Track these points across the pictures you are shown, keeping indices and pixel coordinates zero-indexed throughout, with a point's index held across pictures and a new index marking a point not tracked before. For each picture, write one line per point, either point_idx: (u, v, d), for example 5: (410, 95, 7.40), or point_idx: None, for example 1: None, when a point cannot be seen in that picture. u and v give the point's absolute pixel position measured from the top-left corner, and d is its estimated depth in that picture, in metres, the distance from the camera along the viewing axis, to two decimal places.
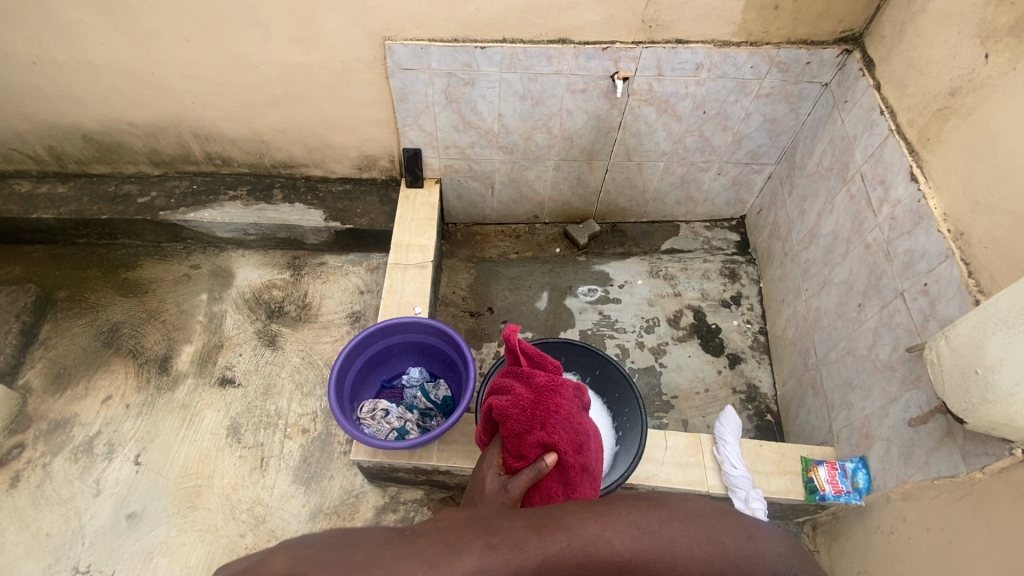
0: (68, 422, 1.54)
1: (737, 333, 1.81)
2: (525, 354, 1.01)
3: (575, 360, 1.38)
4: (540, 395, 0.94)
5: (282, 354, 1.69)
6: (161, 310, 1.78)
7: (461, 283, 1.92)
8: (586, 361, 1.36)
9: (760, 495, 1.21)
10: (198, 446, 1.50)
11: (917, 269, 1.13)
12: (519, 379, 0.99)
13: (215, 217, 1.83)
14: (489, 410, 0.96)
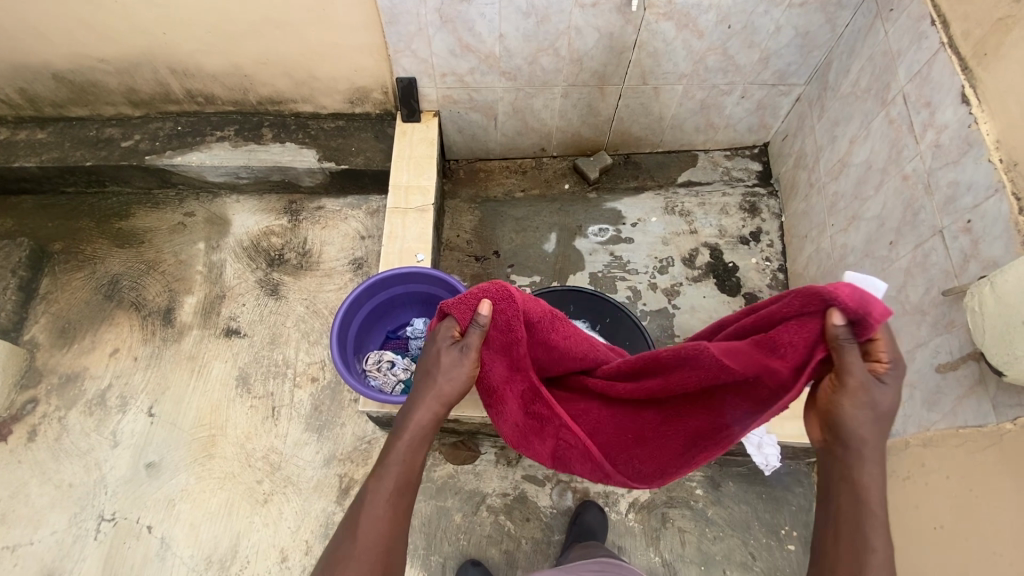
0: (79, 376, 1.54)
1: (755, 272, 1.73)
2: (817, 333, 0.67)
3: (587, 308, 1.32)
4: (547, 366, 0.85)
5: (285, 303, 1.66)
6: (159, 260, 1.73)
7: (465, 224, 1.83)
8: (597, 308, 1.30)
9: (773, 440, 1.19)
10: (209, 397, 1.51)
11: (961, 204, 1.03)
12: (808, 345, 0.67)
13: (203, 160, 1.73)
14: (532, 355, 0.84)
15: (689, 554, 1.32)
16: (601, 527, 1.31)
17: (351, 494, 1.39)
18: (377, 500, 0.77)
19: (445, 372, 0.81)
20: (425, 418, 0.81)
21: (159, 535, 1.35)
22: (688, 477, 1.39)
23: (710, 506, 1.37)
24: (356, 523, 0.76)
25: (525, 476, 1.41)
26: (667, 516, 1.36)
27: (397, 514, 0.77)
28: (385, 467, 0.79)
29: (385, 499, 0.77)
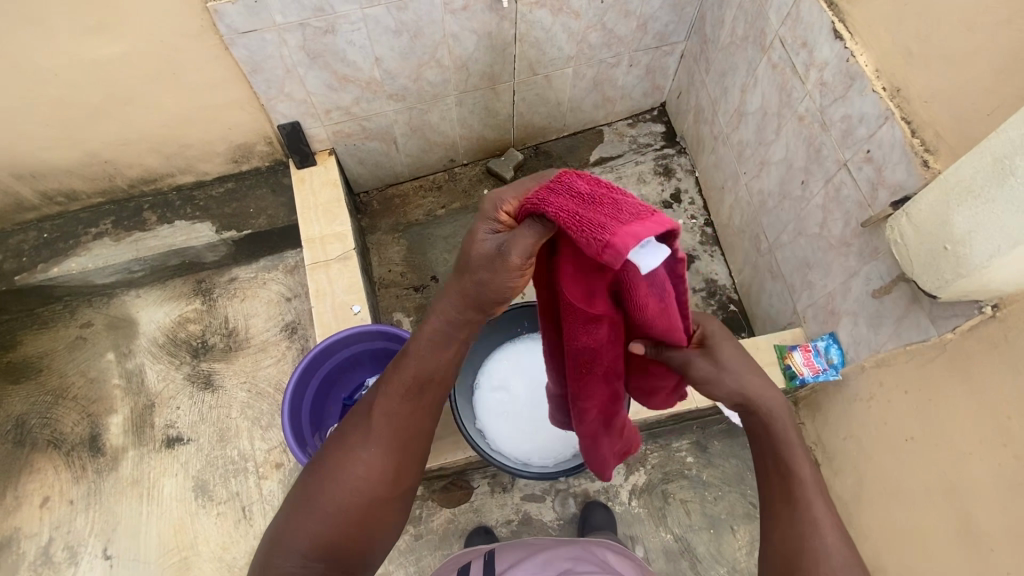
0: (10, 541, 1.36)
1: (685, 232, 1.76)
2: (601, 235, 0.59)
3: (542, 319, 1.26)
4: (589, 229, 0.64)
5: (224, 393, 1.52)
6: (66, 385, 1.54)
7: (393, 257, 1.75)
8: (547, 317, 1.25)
9: None
10: (169, 518, 1.37)
11: (858, 136, 1.07)
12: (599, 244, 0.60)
13: (85, 265, 1.54)
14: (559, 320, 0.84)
15: (697, 522, 1.35)
16: (610, 524, 1.32)
17: None
18: (393, 399, 0.78)
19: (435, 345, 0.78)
20: (405, 381, 0.79)
21: None
22: (677, 448, 1.42)
23: (703, 469, 1.40)
24: (368, 414, 0.79)
25: (523, 496, 1.39)
26: (667, 492, 1.38)
27: (409, 419, 0.79)
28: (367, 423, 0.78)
29: (370, 455, 0.77)
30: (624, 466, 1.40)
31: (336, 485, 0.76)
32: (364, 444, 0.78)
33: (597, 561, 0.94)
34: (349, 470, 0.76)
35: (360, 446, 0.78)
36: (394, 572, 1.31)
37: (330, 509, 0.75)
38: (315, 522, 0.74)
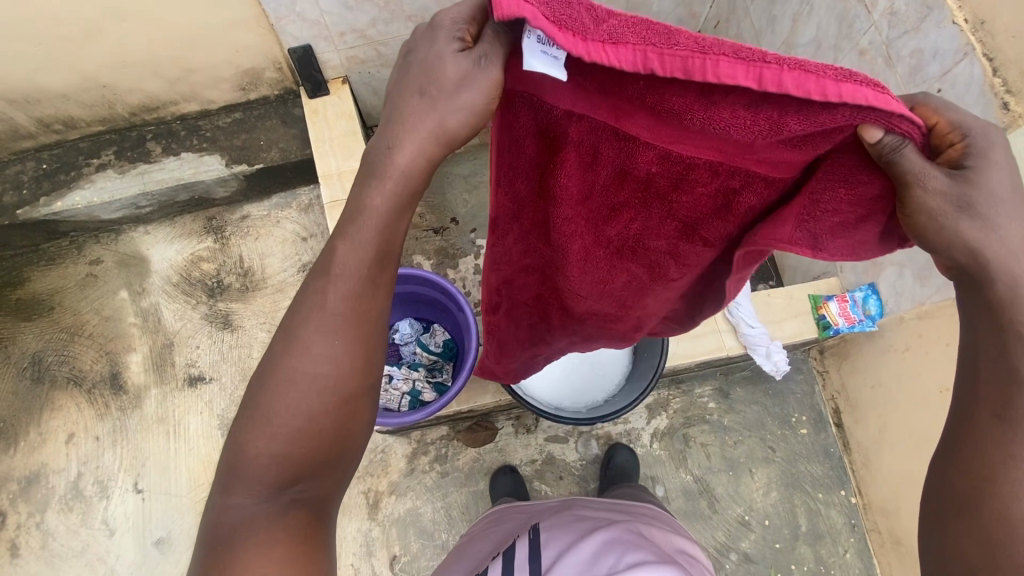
0: (40, 474, 1.36)
1: None
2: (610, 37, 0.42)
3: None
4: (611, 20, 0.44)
5: (243, 333, 1.50)
6: (81, 323, 1.51)
7: None
8: None
9: (779, 345, 1.23)
10: (197, 454, 1.39)
11: (929, 73, 1.00)
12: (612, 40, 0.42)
13: (91, 198, 1.46)
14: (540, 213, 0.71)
15: (717, 465, 1.37)
16: (633, 465, 1.34)
17: (381, 506, 1.34)
18: (350, 279, 0.58)
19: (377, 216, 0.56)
20: (363, 257, 0.57)
21: None
22: (699, 394, 1.43)
23: (725, 415, 1.41)
24: (316, 298, 0.58)
25: (547, 438, 1.40)
26: (688, 435, 1.40)
27: (370, 301, 0.60)
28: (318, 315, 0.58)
29: (329, 347, 0.58)
30: (648, 411, 1.41)
31: (289, 394, 0.58)
32: (316, 341, 0.58)
33: (649, 548, 0.72)
34: (303, 376, 0.58)
35: (312, 346, 0.58)
36: (422, 507, 1.35)
37: (287, 423, 0.57)
38: (267, 449, 0.57)
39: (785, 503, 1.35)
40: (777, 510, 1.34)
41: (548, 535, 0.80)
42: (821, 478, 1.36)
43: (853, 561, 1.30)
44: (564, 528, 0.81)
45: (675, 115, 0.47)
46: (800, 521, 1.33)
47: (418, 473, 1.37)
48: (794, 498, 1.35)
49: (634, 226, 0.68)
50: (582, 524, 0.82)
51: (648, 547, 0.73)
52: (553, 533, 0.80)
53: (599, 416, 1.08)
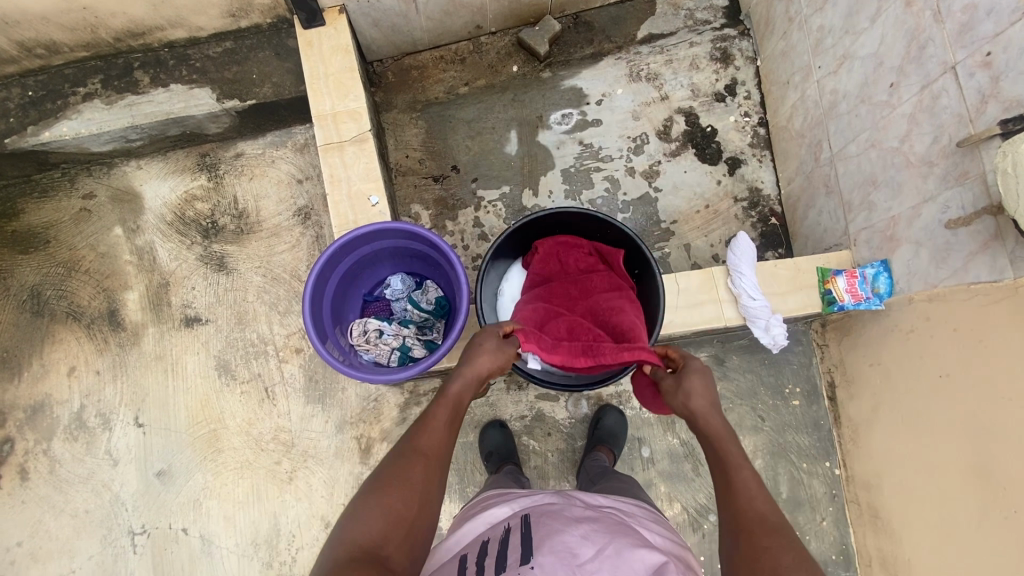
0: (45, 404, 1.40)
1: (734, 132, 1.58)
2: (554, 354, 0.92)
3: (580, 227, 1.17)
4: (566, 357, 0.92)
5: (239, 277, 1.49)
6: (78, 258, 1.50)
7: (411, 140, 1.61)
8: (585, 226, 1.16)
9: (780, 320, 1.18)
10: (194, 392, 1.41)
11: (980, 33, 0.91)
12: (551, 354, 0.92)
13: (78, 130, 1.41)
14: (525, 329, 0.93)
15: None
16: (622, 427, 1.35)
17: (373, 452, 1.38)
18: (443, 419, 0.78)
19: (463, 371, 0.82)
20: (453, 400, 0.80)
21: (198, 534, 1.33)
22: None
23: (718, 382, 1.40)
24: (424, 421, 0.78)
25: (538, 395, 1.41)
26: None
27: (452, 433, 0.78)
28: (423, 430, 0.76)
29: (429, 459, 0.73)
30: None
31: (397, 476, 0.70)
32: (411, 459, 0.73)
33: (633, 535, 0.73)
34: (399, 473, 0.71)
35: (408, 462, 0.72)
36: None
37: (383, 505, 0.67)
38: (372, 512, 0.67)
39: (770, 470, 1.36)
40: (760, 477, 1.36)
41: (538, 522, 0.75)
42: (807, 449, 1.37)
43: (829, 529, 1.34)
44: (554, 517, 0.75)
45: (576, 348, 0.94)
46: (782, 489, 1.35)
47: (410, 422, 1.39)
48: (778, 466, 1.36)
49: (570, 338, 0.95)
50: (572, 514, 0.76)
51: (631, 533, 0.73)
52: (542, 521, 0.75)
53: (591, 384, 1.06)
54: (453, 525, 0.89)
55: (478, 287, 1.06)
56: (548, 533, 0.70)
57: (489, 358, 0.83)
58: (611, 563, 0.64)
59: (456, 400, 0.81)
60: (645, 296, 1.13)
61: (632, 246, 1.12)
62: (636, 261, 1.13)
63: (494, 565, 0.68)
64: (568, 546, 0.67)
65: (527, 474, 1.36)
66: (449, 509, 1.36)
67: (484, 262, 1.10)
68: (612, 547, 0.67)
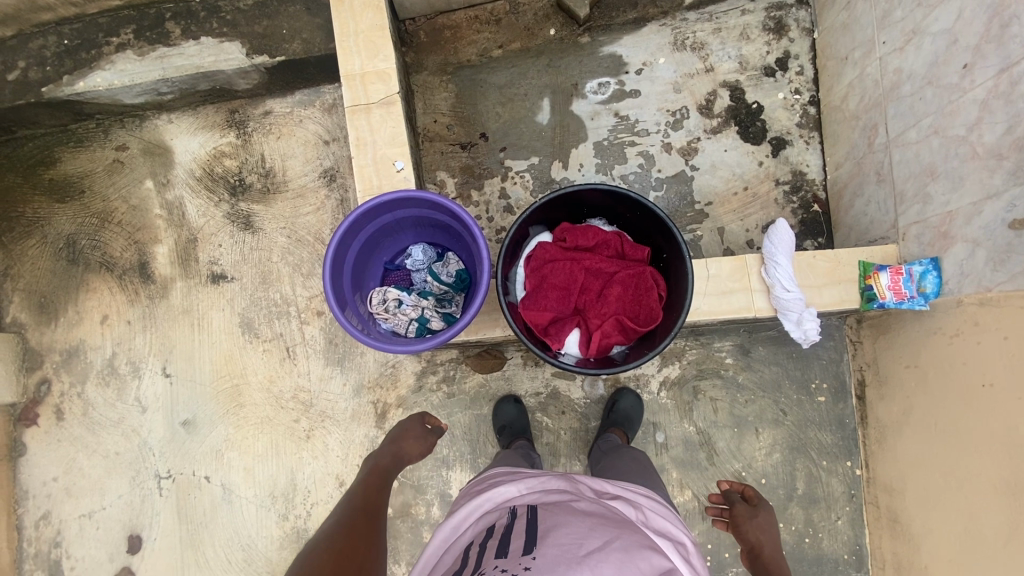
0: (80, 349, 1.46)
1: (782, 110, 1.48)
2: (586, 325, 1.09)
3: (608, 204, 1.12)
4: (593, 329, 1.07)
5: (264, 236, 1.50)
6: (111, 209, 1.53)
7: (440, 105, 1.56)
8: (613, 204, 1.11)
9: (814, 315, 1.12)
10: (219, 347, 1.45)
11: None
12: (584, 325, 1.09)
13: (112, 81, 1.42)
14: (556, 321, 1.09)
15: (723, 420, 1.36)
16: (638, 410, 1.32)
17: (389, 417, 1.40)
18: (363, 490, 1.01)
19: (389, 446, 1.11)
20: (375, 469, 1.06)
21: (219, 483, 1.38)
22: (718, 348, 1.38)
23: (740, 372, 1.37)
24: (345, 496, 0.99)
25: (554, 373, 1.40)
26: (698, 388, 1.37)
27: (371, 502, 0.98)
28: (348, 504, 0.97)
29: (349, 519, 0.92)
30: (660, 358, 1.38)
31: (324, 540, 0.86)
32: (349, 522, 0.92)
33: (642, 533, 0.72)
34: (335, 534, 0.87)
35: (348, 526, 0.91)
36: None
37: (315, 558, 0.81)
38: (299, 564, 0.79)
39: (787, 465, 1.34)
40: (777, 471, 1.33)
41: (544, 515, 0.74)
42: (829, 447, 1.33)
43: (843, 528, 1.31)
44: (559, 509, 0.75)
45: (601, 311, 1.08)
46: (797, 484, 1.33)
47: (425, 390, 1.40)
48: (796, 462, 1.33)
49: (595, 317, 1.08)
50: (578, 507, 0.76)
51: (638, 530, 0.73)
52: (547, 513, 0.75)
53: (606, 369, 1.03)
54: (457, 497, 0.89)
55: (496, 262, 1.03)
56: (554, 527, 0.70)
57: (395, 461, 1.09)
58: (616, 556, 0.65)
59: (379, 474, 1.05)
60: (672, 280, 1.07)
61: (661, 226, 1.06)
62: (665, 242, 1.08)
63: (498, 550, 0.68)
64: (573, 539, 0.67)
65: (538, 450, 1.36)
66: (460, 478, 1.38)
67: (505, 240, 1.06)
68: (618, 542, 0.67)
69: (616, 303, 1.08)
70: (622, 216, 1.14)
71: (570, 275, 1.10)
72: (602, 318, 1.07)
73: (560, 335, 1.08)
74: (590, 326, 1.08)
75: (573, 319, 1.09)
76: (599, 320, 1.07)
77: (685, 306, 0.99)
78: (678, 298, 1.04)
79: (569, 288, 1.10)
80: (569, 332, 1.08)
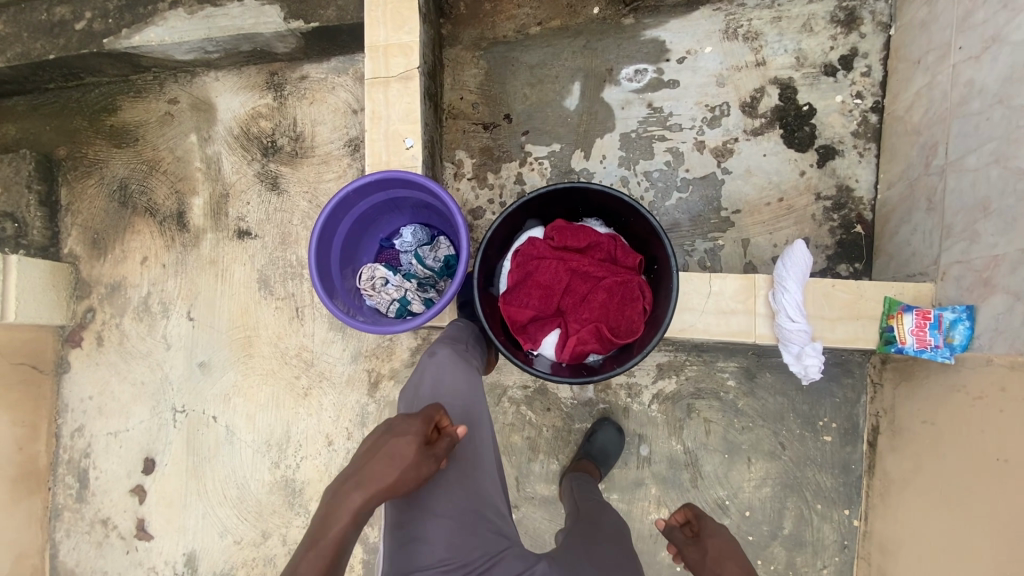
0: (122, 285, 1.61)
1: (837, 115, 1.32)
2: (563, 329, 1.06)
3: (604, 205, 1.06)
4: (570, 334, 1.04)
5: (287, 198, 1.56)
6: (158, 158, 1.65)
7: (468, 82, 1.52)
8: (611, 207, 1.05)
9: (818, 350, 1.01)
10: (237, 299, 1.54)
11: None
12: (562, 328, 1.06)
13: (163, 38, 1.50)
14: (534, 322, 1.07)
15: (714, 444, 1.29)
16: (614, 446, 1.27)
17: (380, 387, 1.44)
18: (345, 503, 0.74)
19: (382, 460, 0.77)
20: (361, 485, 0.75)
21: (224, 424, 1.49)
22: (721, 368, 1.30)
23: (742, 397, 1.29)
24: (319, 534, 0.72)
25: None
26: (692, 406, 1.30)
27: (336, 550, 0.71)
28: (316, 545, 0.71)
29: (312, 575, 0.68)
30: (656, 370, 1.31)
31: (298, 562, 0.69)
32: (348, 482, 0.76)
33: None
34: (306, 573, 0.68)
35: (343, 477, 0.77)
36: None
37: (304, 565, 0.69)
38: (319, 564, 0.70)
39: (776, 501, 1.25)
40: (764, 506, 1.26)
41: None
42: (827, 491, 1.24)
43: None
44: None
45: (580, 316, 1.04)
46: (785, 523, 1.25)
47: None
48: (787, 500, 1.25)
49: (573, 322, 1.04)
50: None
51: None
52: None
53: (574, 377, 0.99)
54: None
55: (476, 253, 1.02)
56: None
57: (393, 466, 0.76)
58: None
59: (354, 510, 0.74)
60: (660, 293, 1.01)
61: (653, 235, 1.00)
62: (658, 252, 1.02)
63: None
64: None
65: (518, 442, 1.35)
66: None
67: (488, 234, 1.03)
68: None
69: (597, 310, 1.04)
70: (619, 219, 1.08)
71: (555, 275, 1.06)
72: (581, 325, 1.04)
73: (535, 335, 1.05)
74: (568, 332, 1.05)
75: (552, 321, 1.07)
76: (577, 326, 1.04)
77: (665, 321, 0.94)
78: (661, 313, 0.98)
79: (552, 290, 1.07)
80: (544, 334, 1.06)
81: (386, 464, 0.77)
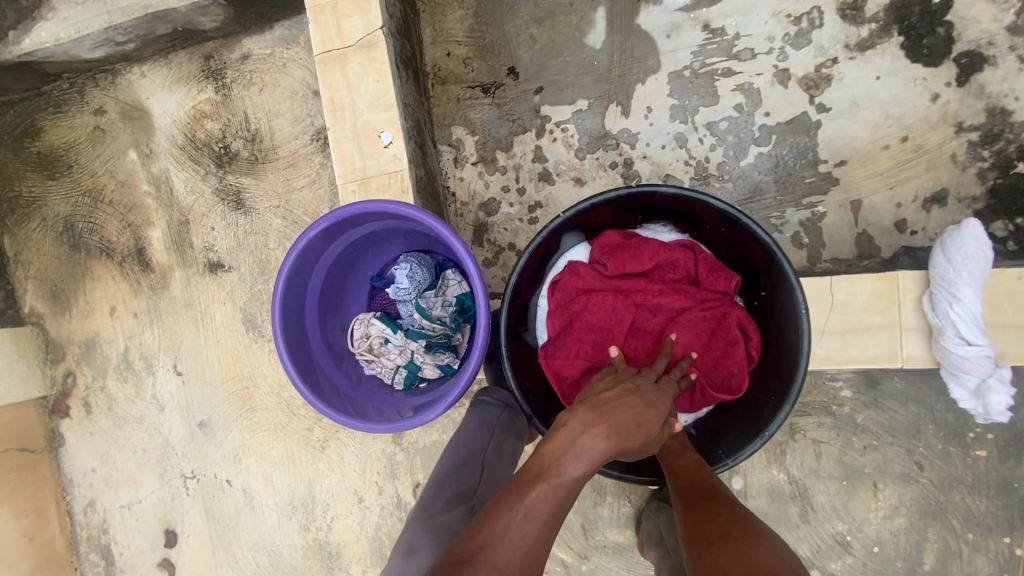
0: (96, 342, 1.38)
1: (982, 3, 0.95)
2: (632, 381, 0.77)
3: (673, 206, 0.76)
4: None
5: (257, 217, 1.26)
6: (100, 186, 1.36)
7: (454, 30, 1.15)
8: (688, 213, 0.76)
9: (1008, 380, 0.72)
10: (225, 346, 1.31)
11: None
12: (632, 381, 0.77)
13: (58, 34, 1.16)
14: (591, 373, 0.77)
15: (826, 469, 1.03)
16: None
17: (407, 434, 1.21)
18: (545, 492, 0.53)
19: (581, 450, 0.55)
20: (572, 470, 0.55)
21: (241, 488, 1.31)
22: (831, 376, 1.01)
23: (861, 410, 1.01)
24: (503, 524, 0.51)
25: None
26: (796, 427, 1.03)
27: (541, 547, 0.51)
28: (499, 542, 0.50)
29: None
30: None
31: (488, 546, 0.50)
32: (593, 422, 0.57)
33: None
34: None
35: (585, 414, 0.58)
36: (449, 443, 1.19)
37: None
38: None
39: (913, 532, 1.00)
40: (896, 538, 1.01)
41: None
42: (981, 516, 0.98)
43: None
44: None
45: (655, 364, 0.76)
46: (925, 558, 1.00)
47: None
48: (927, 530, 1.00)
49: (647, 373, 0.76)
50: None
51: None
52: None
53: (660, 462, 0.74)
54: None
55: (502, 303, 0.74)
56: None
57: (642, 433, 0.59)
58: None
59: (575, 481, 0.55)
60: (775, 324, 0.74)
61: (756, 247, 0.71)
62: (764, 269, 0.73)
63: None
64: None
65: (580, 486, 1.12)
66: None
67: (514, 273, 0.75)
68: None
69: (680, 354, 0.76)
70: (695, 221, 0.78)
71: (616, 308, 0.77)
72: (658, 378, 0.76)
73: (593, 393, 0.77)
74: None
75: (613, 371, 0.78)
76: None
77: (799, 374, 0.67)
78: (787, 356, 0.70)
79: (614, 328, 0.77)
80: None
81: (635, 423, 0.59)
